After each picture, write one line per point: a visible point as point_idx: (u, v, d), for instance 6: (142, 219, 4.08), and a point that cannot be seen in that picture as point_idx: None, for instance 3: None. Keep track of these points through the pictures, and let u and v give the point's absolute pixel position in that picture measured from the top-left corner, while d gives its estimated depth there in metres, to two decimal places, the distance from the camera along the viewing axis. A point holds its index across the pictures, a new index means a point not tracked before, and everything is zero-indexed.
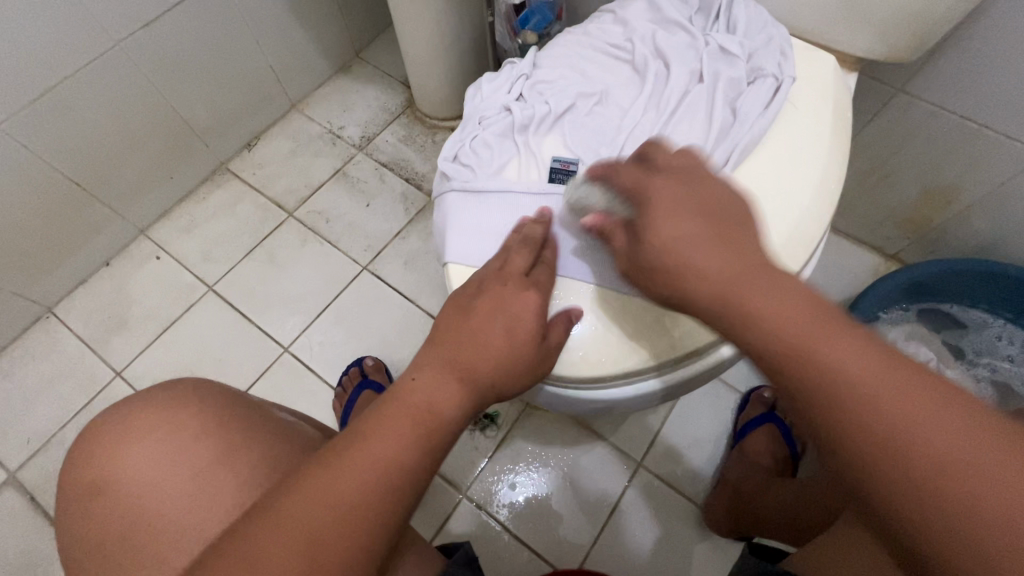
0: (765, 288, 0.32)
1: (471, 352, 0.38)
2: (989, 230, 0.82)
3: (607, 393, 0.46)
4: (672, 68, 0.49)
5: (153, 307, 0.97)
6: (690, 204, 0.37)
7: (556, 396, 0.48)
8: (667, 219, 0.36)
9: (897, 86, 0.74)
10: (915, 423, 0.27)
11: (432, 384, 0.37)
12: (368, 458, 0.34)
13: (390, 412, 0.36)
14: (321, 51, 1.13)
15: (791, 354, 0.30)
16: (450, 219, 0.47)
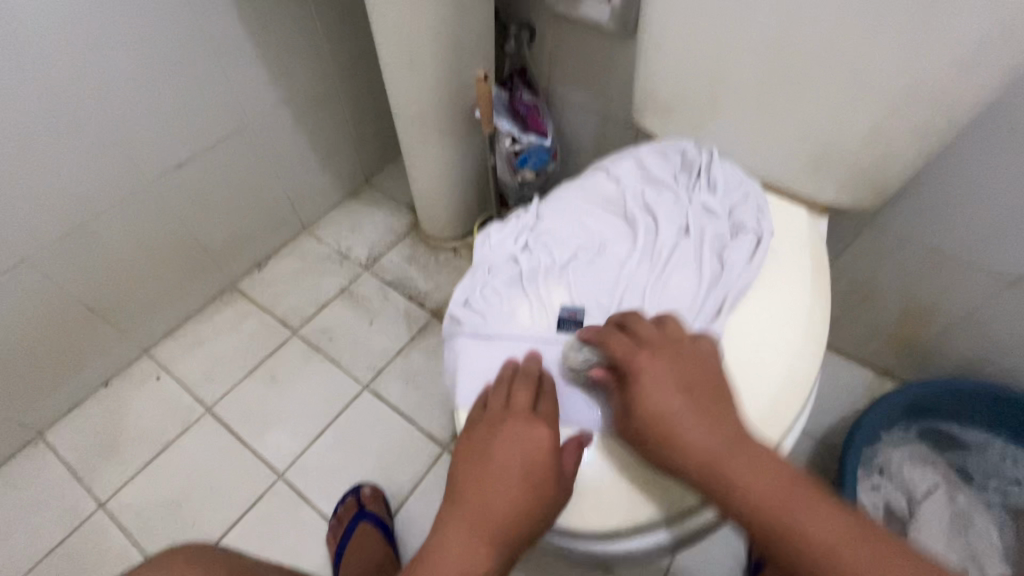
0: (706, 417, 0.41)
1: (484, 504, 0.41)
2: (977, 352, 0.84)
3: (611, 548, 0.44)
4: (663, 223, 0.55)
5: (147, 430, 0.95)
6: (662, 370, 0.43)
7: (562, 548, 0.47)
8: (650, 390, 0.42)
9: (866, 220, 0.81)
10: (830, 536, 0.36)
11: (457, 538, 0.40)
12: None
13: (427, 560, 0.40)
14: (334, 179, 1.22)
15: (727, 472, 0.39)
16: (460, 364, 0.50)
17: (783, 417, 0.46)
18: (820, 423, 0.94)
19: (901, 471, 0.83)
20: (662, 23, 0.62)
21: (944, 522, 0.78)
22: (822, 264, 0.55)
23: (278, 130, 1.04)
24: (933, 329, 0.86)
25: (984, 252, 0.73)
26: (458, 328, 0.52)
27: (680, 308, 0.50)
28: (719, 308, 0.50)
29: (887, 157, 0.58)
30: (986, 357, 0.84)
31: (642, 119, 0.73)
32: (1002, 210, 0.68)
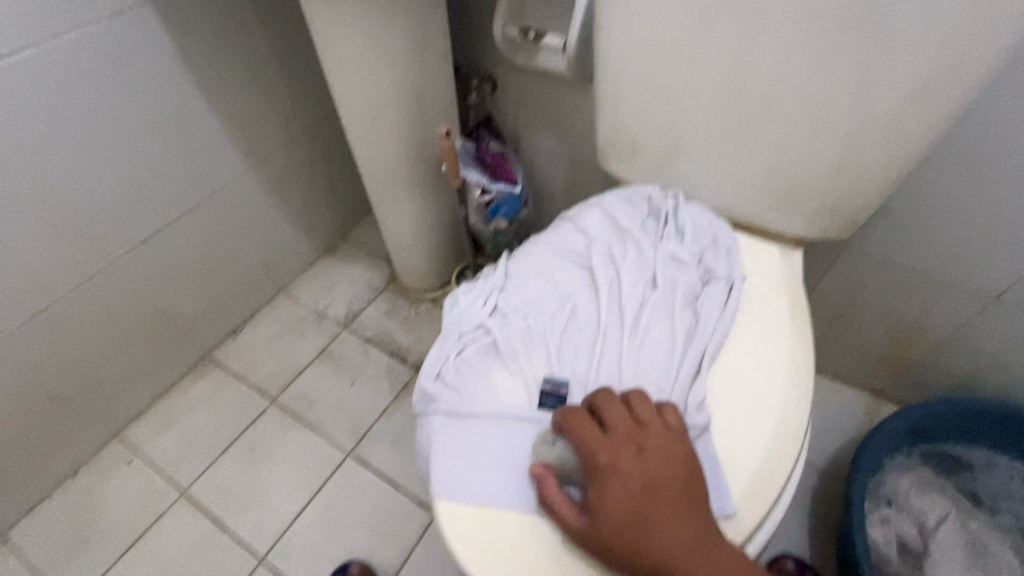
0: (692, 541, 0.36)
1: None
2: (970, 368, 0.83)
3: None
4: (635, 277, 0.53)
5: (119, 520, 0.90)
6: (636, 477, 0.38)
7: None
8: (621, 499, 0.37)
9: (839, 246, 0.80)
10: None
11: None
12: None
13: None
14: (307, 239, 1.21)
15: None
16: (435, 448, 0.46)
17: (778, 476, 0.43)
18: (821, 453, 0.91)
19: (908, 499, 0.79)
20: (615, 73, 0.62)
21: (957, 551, 0.75)
22: (801, 302, 0.54)
23: (246, 195, 1.03)
24: (921, 347, 0.85)
25: (959, 270, 0.73)
26: (429, 408, 0.49)
27: (659, 367, 0.48)
28: (699, 364, 0.48)
29: (853, 188, 0.58)
30: (978, 372, 0.83)
31: (606, 163, 0.73)
32: (972, 227, 0.68)
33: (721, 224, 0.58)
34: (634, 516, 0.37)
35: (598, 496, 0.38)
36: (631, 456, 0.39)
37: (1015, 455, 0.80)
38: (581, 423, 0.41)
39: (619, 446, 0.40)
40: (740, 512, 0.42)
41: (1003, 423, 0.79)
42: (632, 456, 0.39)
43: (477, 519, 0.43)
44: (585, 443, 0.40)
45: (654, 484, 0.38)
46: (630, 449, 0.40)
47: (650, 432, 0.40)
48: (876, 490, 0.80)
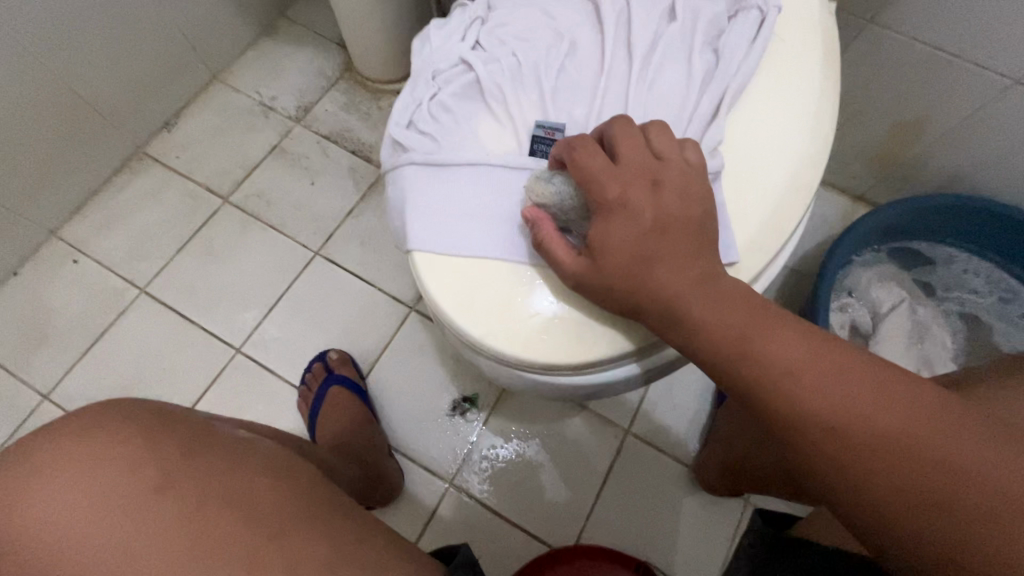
0: (702, 275, 0.35)
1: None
2: (961, 166, 0.80)
3: (576, 379, 0.40)
4: (647, 7, 0.44)
5: (78, 315, 0.86)
6: (647, 211, 0.35)
7: (524, 383, 0.42)
8: (629, 233, 0.35)
9: (870, 14, 0.69)
10: (863, 404, 0.31)
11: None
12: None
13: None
14: (240, 9, 0.99)
15: (735, 334, 0.34)
16: (412, 200, 0.41)
17: (784, 227, 0.40)
18: (793, 253, 0.92)
19: (869, 290, 0.83)
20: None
21: (905, 330, 0.81)
22: (835, 49, 0.46)
23: None
24: (921, 144, 0.81)
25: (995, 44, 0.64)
26: (402, 160, 0.42)
27: (668, 113, 0.41)
28: (715, 110, 0.41)
29: None
30: (970, 170, 0.80)
31: None
32: None
33: None
34: (642, 249, 0.35)
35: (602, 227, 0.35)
36: (644, 191, 0.36)
37: (973, 249, 0.82)
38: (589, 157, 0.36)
39: (631, 179, 0.36)
40: (741, 261, 0.39)
41: (979, 220, 0.78)
42: (645, 190, 0.36)
43: (464, 269, 0.39)
44: (592, 177, 0.36)
45: (665, 219, 0.35)
46: (643, 183, 0.36)
47: (665, 167, 0.36)
48: (842, 281, 0.82)
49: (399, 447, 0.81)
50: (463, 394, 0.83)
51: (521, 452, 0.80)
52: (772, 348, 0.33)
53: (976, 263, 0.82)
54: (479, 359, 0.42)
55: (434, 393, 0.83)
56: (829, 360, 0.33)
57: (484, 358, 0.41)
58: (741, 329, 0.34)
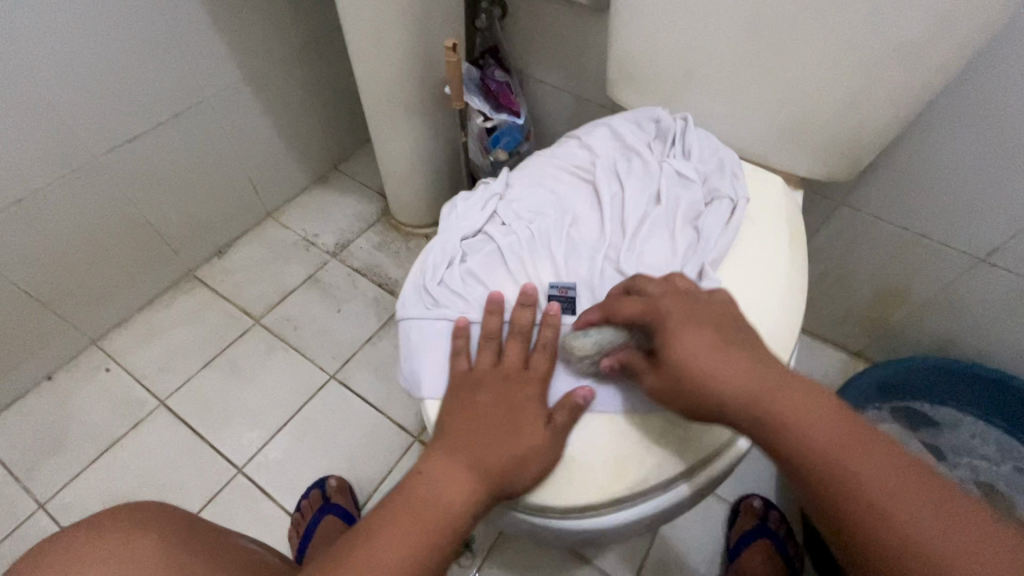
0: (782, 383, 0.38)
1: (489, 454, 0.39)
2: (946, 330, 0.85)
3: (577, 523, 0.42)
4: (636, 192, 0.53)
5: (95, 423, 0.89)
6: (699, 320, 0.40)
7: (524, 524, 0.44)
8: (689, 335, 0.39)
9: (838, 197, 0.80)
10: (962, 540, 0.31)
11: (441, 475, 0.39)
12: (379, 555, 0.36)
13: (397, 508, 0.38)
14: (301, 164, 1.18)
15: (826, 446, 0.35)
16: (426, 345, 0.46)
17: None
18: None
19: None
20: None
21: None
22: (800, 232, 0.54)
23: (235, 108, 0.99)
24: (905, 308, 0.86)
25: (953, 227, 0.73)
26: (417, 308, 0.48)
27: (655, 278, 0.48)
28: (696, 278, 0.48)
29: (863, 126, 0.56)
30: (957, 335, 0.84)
31: (613, 92, 0.71)
32: (971, 183, 0.68)
33: (727, 149, 0.58)
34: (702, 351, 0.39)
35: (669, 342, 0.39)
36: (694, 310, 0.41)
37: (977, 415, 0.83)
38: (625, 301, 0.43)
39: (682, 302, 0.42)
40: None
41: (975, 384, 0.80)
42: (695, 309, 0.41)
43: None
44: (641, 306, 0.42)
45: (722, 329, 0.40)
46: (689, 304, 0.42)
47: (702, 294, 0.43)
48: None
49: None
50: (459, 535, 0.79)
51: None
52: (858, 464, 0.35)
53: (983, 428, 0.83)
54: None
55: None
56: (939, 495, 0.33)
57: None
58: (832, 444, 0.36)
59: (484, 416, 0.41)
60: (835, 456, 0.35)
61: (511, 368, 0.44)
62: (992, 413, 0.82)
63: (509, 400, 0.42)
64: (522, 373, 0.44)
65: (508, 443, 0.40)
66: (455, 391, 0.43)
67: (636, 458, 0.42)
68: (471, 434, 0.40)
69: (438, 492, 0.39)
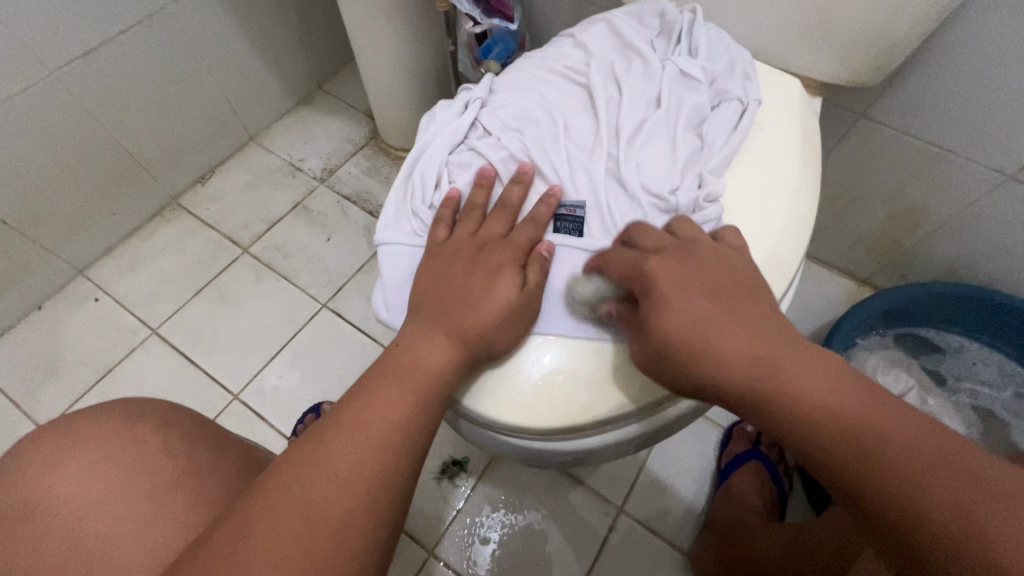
0: (747, 332, 0.36)
1: (465, 316, 0.39)
2: (962, 255, 0.81)
3: (567, 443, 0.41)
4: (636, 96, 0.48)
5: (89, 351, 0.89)
6: (689, 276, 0.37)
7: (512, 446, 0.43)
8: (680, 300, 0.36)
9: (860, 109, 0.73)
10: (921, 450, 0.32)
11: (420, 339, 0.39)
12: (369, 413, 0.36)
13: (382, 378, 0.38)
14: (281, 83, 1.10)
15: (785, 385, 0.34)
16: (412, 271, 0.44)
17: None
18: None
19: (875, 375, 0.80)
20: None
21: None
22: (814, 141, 0.49)
23: (202, 16, 0.90)
24: (920, 231, 0.82)
25: (984, 141, 0.67)
26: (402, 234, 0.44)
27: (654, 188, 0.43)
28: (698, 189, 0.43)
29: (899, 16, 0.49)
30: (972, 258, 0.80)
31: None
32: (1013, 90, 0.61)
33: (739, 47, 0.51)
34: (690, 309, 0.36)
35: (661, 301, 0.36)
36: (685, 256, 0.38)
37: (985, 341, 0.81)
38: (618, 255, 0.40)
39: (669, 259, 0.38)
40: None
41: (985, 310, 0.77)
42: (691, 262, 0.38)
43: None
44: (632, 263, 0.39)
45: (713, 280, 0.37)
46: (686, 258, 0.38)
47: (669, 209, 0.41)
48: None
49: None
50: (453, 456, 0.81)
51: (509, 525, 0.76)
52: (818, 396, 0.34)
53: (989, 354, 0.81)
54: (462, 421, 0.44)
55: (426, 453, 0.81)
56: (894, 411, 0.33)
57: (467, 419, 0.43)
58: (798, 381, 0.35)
59: (453, 282, 0.40)
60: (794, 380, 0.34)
61: (485, 237, 0.42)
62: (998, 339, 0.80)
63: (476, 261, 0.41)
64: (495, 237, 0.42)
65: (482, 295, 0.39)
66: (428, 264, 0.42)
67: (624, 379, 0.40)
68: (448, 296, 0.40)
69: (420, 356, 0.38)
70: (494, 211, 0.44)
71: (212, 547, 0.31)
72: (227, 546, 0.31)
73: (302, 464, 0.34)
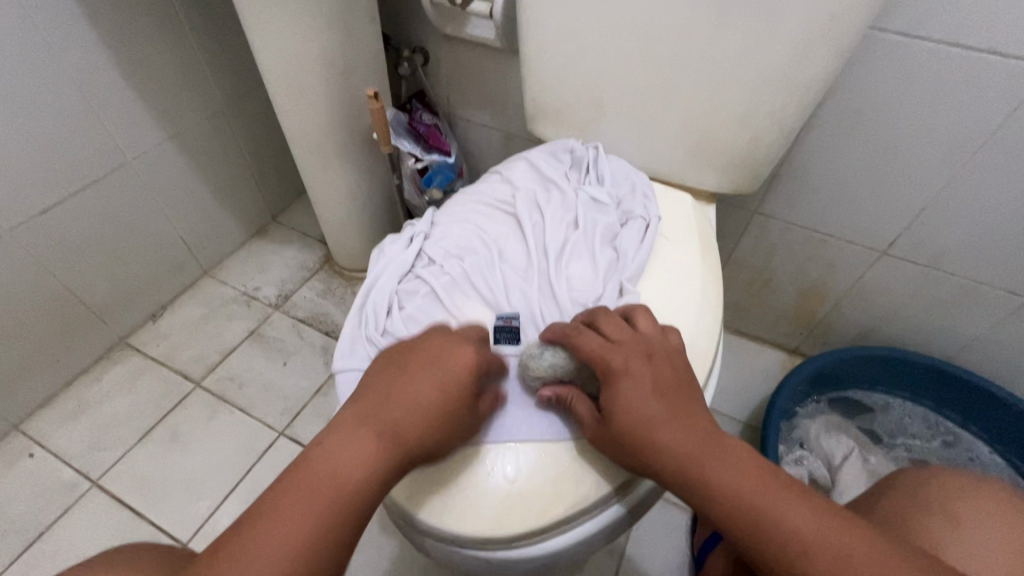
0: (669, 411, 0.40)
1: (390, 409, 0.40)
2: (865, 321, 0.91)
3: (536, 546, 0.43)
4: (554, 219, 0.56)
5: (20, 514, 0.82)
6: (644, 367, 0.42)
7: (488, 563, 0.43)
8: (631, 386, 0.41)
9: (753, 206, 0.85)
10: (821, 539, 0.35)
11: (350, 437, 0.38)
12: (281, 525, 0.34)
13: (301, 480, 0.37)
14: (236, 220, 1.16)
15: (689, 464, 0.38)
16: None
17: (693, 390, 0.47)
18: (744, 409, 0.97)
19: (819, 441, 0.86)
20: (533, 14, 0.62)
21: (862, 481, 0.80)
22: (710, 243, 0.58)
23: (161, 168, 0.97)
24: (826, 304, 0.93)
25: (854, 227, 0.80)
26: (357, 361, 0.47)
27: (581, 297, 0.50)
28: (618, 296, 0.50)
29: (756, 141, 0.61)
30: (874, 324, 0.91)
31: (533, 125, 0.74)
32: (862, 185, 0.75)
33: (638, 173, 0.62)
34: (624, 389, 0.41)
35: (625, 396, 0.41)
36: (642, 362, 0.42)
37: (906, 395, 0.89)
38: (583, 338, 0.44)
39: (629, 355, 0.42)
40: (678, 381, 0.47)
41: (897, 370, 0.86)
42: (643, 363, 0.42)
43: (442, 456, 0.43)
44: (595, 353, 0.43)
45: (663, 385, 0.41)
46: (640, 357, 0.42)
47: (650, 343, 0.44)
48: (786, 436, 0.87)
49: None
50: None
51: None
52: (712, 475, 0.38)
53: (911, 408, 0.89)
54: (428, 542, 0.44)
55: None
56: (792, 496, 0.37)
57: (427, 535, 0.43)
58: (695, 456, 0.39)
59: (395, 380, 0.42)
60: (698, 461, 0.38)
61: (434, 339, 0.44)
62: (918, 393, 0.88)
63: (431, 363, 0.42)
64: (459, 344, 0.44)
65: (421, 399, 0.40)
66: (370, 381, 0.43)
67: (576, 477, 0.43)
68: (400, 407, 0.40)
69: (349, 457, 0.37)
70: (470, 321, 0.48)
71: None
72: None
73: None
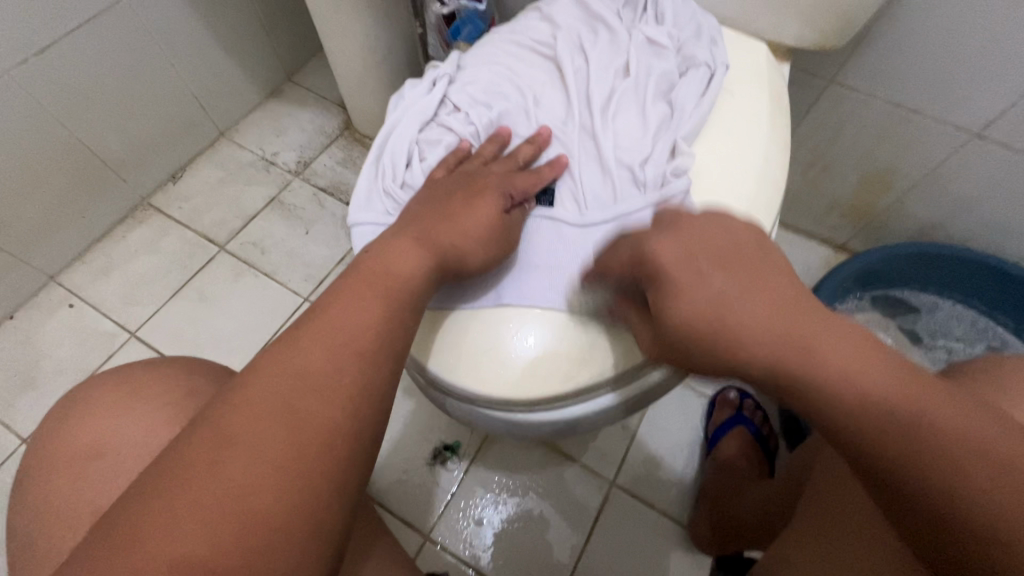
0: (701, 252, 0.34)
1: (444, 226, 0.39)
2: (931, 215, 0.83)
3: (557, 412, 0.42)
4: (600, 64, 0.48)
5: (68, 357, 0.87)
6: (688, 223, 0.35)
7: (506, 425, 0.43)
8: (679, 240, 0.34)
9: (830, 74, 0.73)
10: (877, 386, 0.29)
11: (393, 242, 0.38)
12: (345, 329, 0.34)
13: (361, 281, 0.36)
14: (250, 77, 1.08)
15: (714, 310, 0.32)
16: None
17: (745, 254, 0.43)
18: None
19: None
20: None
21: None
22: (781, 102, 0.50)
23: (159, 9, 0.87)
24: (891, 194, 0.83)
25: (950, 103, 0.68)
26: (374, 214, 0.44)
27: (626, 157, 0.44)
28: (669, 156, 0.44)
29: None
30: (943, 219, 0.82)
31: None
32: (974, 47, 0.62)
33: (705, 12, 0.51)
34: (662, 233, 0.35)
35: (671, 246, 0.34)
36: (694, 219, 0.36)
37: (958, 298, 0.83)
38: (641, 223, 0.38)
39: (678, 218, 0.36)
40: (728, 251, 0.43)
41: (957, 270, 0.79)
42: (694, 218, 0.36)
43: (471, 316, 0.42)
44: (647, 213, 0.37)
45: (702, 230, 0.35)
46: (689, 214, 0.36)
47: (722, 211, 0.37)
48: None
49: (377, 495, 0.77)
50: (445, 442, 0.81)
51: (505, 506, 0.77)
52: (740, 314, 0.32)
53: (961, 310, 0.84)
54: (446, 400, 0.44)
55: (418, 439, 0.81)
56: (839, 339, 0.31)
57: (447, 395, 0.43)
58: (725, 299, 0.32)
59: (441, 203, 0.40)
60: (732, 302, 0.32)
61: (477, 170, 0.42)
62: (972, 295, 0.82)
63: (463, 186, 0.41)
64: (489, 171, 0.42)
65: (469, 228, 0.39)
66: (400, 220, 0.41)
67: (601, 347, 0.40)
68: (448, 225, 0.39)
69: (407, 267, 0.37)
70: (486, 143, 0.45)
71: (177, 467, 0.28)
72: (201, 467, 0.28)
73: (273, 376, 0.32)
